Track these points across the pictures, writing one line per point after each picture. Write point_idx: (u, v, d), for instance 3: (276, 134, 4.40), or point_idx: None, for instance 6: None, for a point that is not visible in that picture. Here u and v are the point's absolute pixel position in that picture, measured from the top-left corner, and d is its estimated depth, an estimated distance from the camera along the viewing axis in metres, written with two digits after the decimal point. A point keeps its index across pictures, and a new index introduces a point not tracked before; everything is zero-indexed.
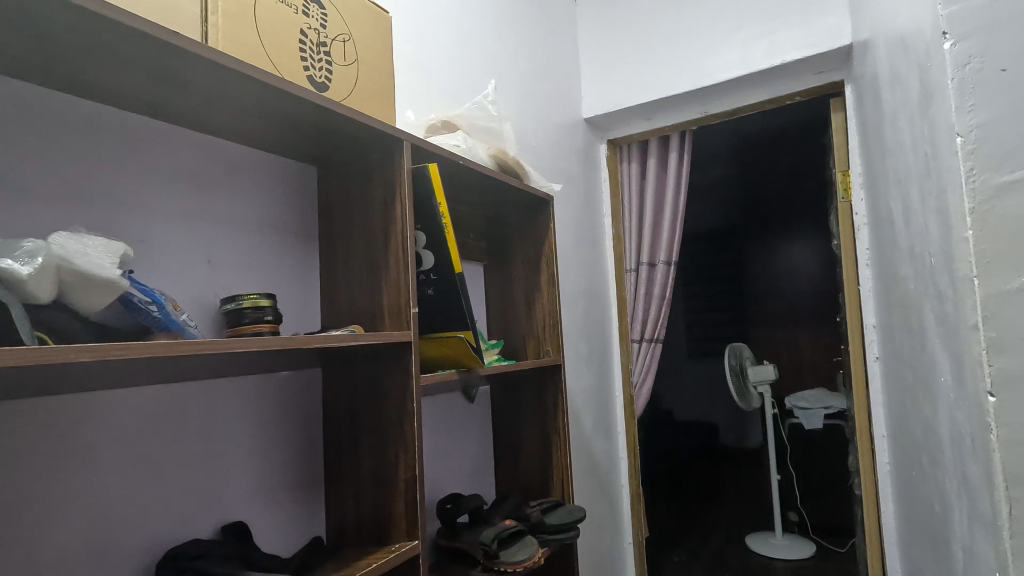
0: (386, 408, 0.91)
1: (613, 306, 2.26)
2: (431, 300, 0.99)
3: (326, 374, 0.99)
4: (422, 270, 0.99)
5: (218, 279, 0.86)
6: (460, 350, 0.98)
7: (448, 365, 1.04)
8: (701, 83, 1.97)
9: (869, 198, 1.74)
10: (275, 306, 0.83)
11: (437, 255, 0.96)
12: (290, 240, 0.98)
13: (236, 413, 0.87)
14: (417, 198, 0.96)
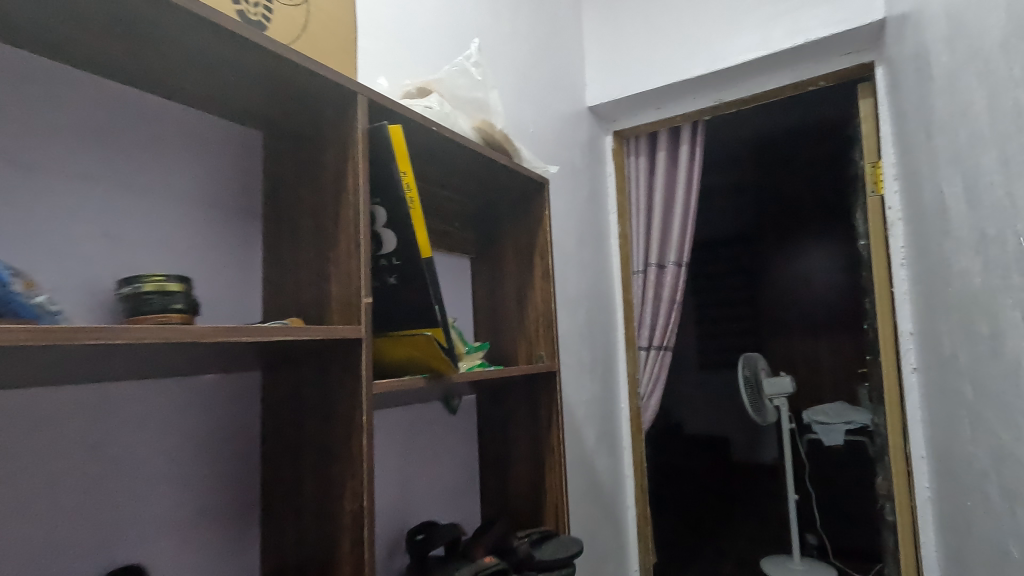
0: (331, 422, 0.74)
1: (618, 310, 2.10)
2: (395, 290, 0.82)
3: (266, 379, 0.83)
4: (383, 255, 0.82)
5: (125, 259, 0.70)
6: (426, 352, 0.81)
7: (412, 369, 0.87)
8: (717, 66, 1.81)
9: (906, 189, 1.56)
10: (189, 293, 0.67)
11: (400, 236, 0.79)
12: (227, 217, 0.82)
13: (145, 426, 0.71)
14: (377, 166, 0.79)
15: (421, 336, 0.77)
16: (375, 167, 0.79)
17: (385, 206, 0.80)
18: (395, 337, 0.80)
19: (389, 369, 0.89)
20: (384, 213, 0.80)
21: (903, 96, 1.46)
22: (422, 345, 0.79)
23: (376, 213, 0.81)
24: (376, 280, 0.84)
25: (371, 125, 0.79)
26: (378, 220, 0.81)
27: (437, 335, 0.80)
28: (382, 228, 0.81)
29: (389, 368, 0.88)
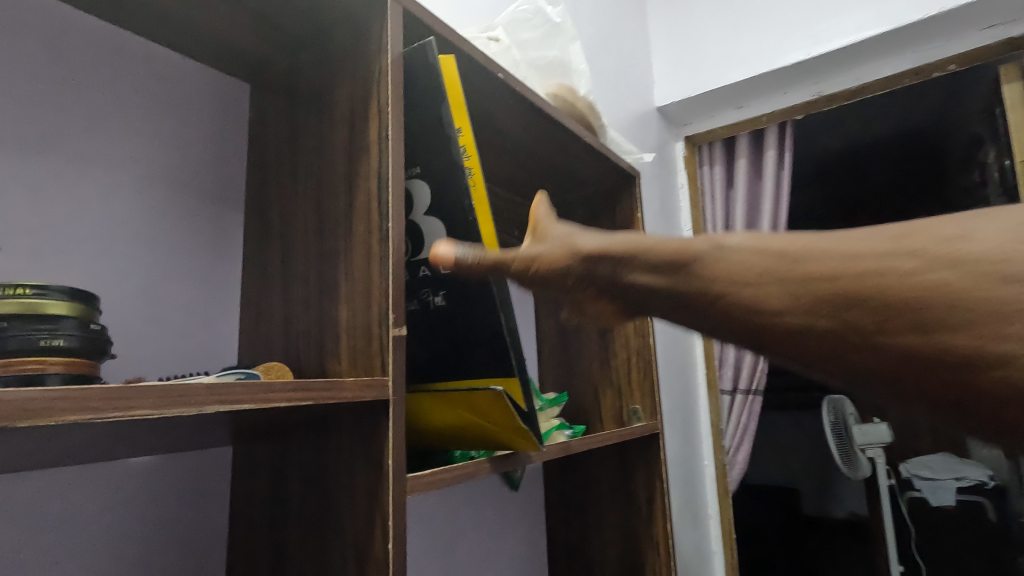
0: (336, 544, 0.43)
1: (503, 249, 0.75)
2: (445, 315, 0.52)
3: (239, 459, 0.52)
4: (421, 262, 0.52)
5: (24, 270, 0.43)
6: (492, 419, 0.49)
7: (468, 441, 0.55)
8: (820, 50, 1.33)
9: None
10: (83, 319, 0.38)
11: (451, 227, 0.50)
12: (197, 208, 0.54)
13: (38, 545, 0.42)
14: (418, 118, 0.50)
15: (483, 395, 0.46)
16: (415, 119, 0.50)
17: (427, 180, 0.51)
18: (443, 393, 0.49)
19: (432, 445, 0.59)
20: (426, 190, 0.51)
21: None
22: (485, 408, 0.48)
23: (415, 191, 0.52)
24: (413, 299, 0.54)
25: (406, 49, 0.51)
26: (417, 203, 0.52)
27: (510, 390, 0.50)
28: (422, 214, 0.52)
29: (432, 439, 0.57)
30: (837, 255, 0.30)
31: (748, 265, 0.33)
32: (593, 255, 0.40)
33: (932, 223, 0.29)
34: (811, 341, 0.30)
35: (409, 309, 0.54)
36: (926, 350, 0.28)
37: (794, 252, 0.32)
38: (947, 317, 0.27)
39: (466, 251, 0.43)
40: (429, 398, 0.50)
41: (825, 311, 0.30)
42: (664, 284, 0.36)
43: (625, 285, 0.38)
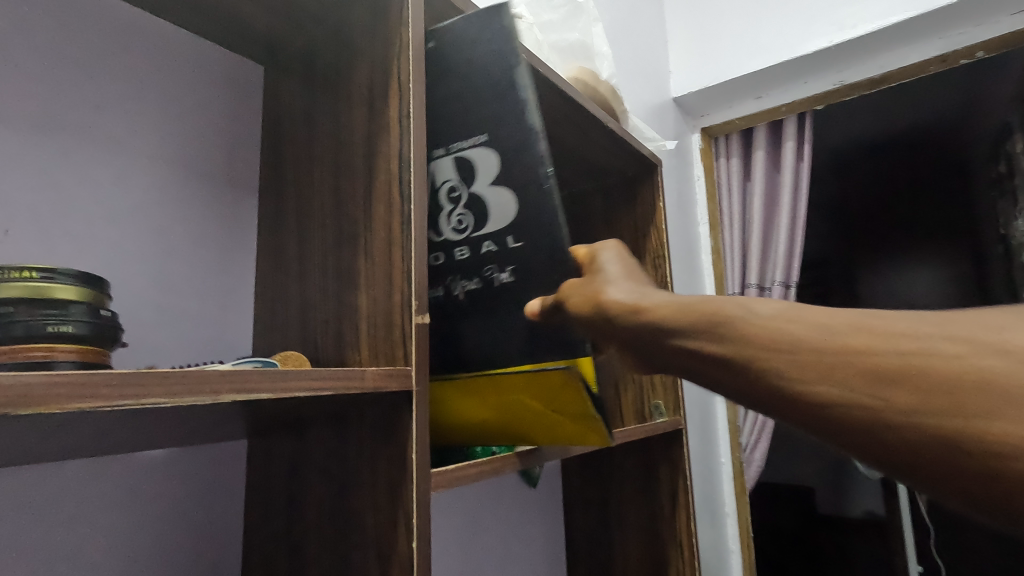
0: (356, 540, 0.41)
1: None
2: (510, 292, 0.48)
3: (254, 454, 0.51)
4: (485, 236, 0.48)
5: (32, 255, 0.42)
6: (560, 401, 0.46)
7: (517, 428, 0.51)
8: (844, 36, 1.28)
9: None
10: (93, 306, 0.36)
11: (521, 197, 0.47)
12: (210, 193, 0.53)
13: (52, 537, 0.41)
14: (484, 83, 0.47)
15: (559, 376, 0.43)
16: (480, 84, 0.47)
17: (496, 148, 0.47)
18: (505, 377, 0.45)
19: (474, 437, 0.55)
20: (493, 158, 0.47)
21: None
22: (555, 390, 0.44)
23: (477, 161, 0.48)
24: (472, 276, 0.50)
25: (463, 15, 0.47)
26: (482, 173, 0.48)
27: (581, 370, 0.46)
28: (487, 184, 0.48)
29: (473, 425, 0.52)
30: (878, 333, 0.30)
31: (786, 334, 0.32)
32: (629, 310, 0.39)
33: (971, 311, 0.29)
34: (844, 413, 0.30)
35: (466, 288, 0.50)
36: (953, 437, 0.27)
37: (835, 325, 0.31)
38: (985, 404, 0.27)
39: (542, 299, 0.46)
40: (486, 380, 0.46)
41: (828, 398, 0.30)
42: (689, 349, 0.35)
43: (669, 346, 0.36)
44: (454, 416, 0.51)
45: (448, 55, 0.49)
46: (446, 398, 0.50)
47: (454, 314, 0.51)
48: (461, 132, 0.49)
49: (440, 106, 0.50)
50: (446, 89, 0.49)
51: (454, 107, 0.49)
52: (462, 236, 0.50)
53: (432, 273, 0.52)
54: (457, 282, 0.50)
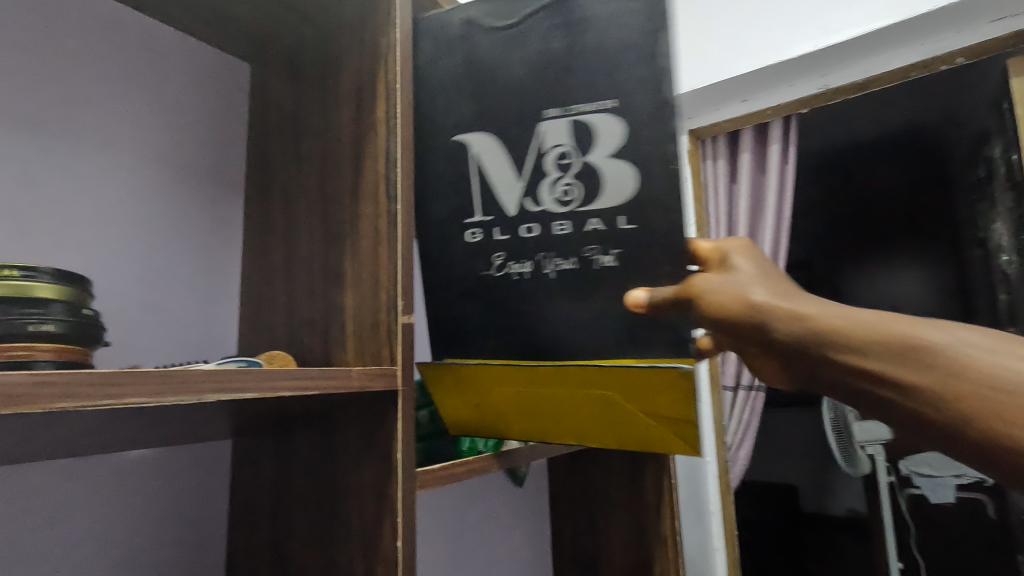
0: (342, 541, 0.41)
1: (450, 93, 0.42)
2: (619, 282, 0.39)
3: (238, 454, 0.50)
4: (592, 212, 0.38)
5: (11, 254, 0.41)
6: (660, 405, 0.40)
7: (583, 432, 0.45)
8: None
9: None
10: (73, 305, 0.35)
11: (651, 171, 0.36)
12: (194, 190, 0.52)
13: (33, 540, 0.40)
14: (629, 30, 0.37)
15: (678, 373, 0.38)
16: (629, 32, 0.37)
17: (631, 114, 0.37)
18: (609, 366, 0.39)
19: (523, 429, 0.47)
20: (622, 124, 0.37)
21: None
22: (664, 390, 0.39)
23: (602, 121, 0.37)
24: (570, 255, 0.39)
25: None
26: (604, 138, 0.37)
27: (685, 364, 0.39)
28: (606, 155, 0.37)
29: (535, 421, 0.45)
30: None
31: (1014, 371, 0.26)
32: (784, 317, 0.33)
33: None
34: None
35: (562, 270, 0.39)
36: None
37: None
38: None
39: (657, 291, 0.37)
40: (581, 367, 0.40)
41: (974, 425, 0.27)
42: (879, 390, 0.30)
43: (834, 364, 0.31)
44: (517, 406, 0.45)
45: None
46: (520, 384, 0.43)
47: (542, 296, 0.40)
48: (588, 86, 0.38)
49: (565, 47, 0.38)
50: (578, 28, 0.38)
51: (585, 51, 0.38)
52: (565, 208, 0.39)
53: (507, 245, 0.41)
54: (548, 258, 0.40)
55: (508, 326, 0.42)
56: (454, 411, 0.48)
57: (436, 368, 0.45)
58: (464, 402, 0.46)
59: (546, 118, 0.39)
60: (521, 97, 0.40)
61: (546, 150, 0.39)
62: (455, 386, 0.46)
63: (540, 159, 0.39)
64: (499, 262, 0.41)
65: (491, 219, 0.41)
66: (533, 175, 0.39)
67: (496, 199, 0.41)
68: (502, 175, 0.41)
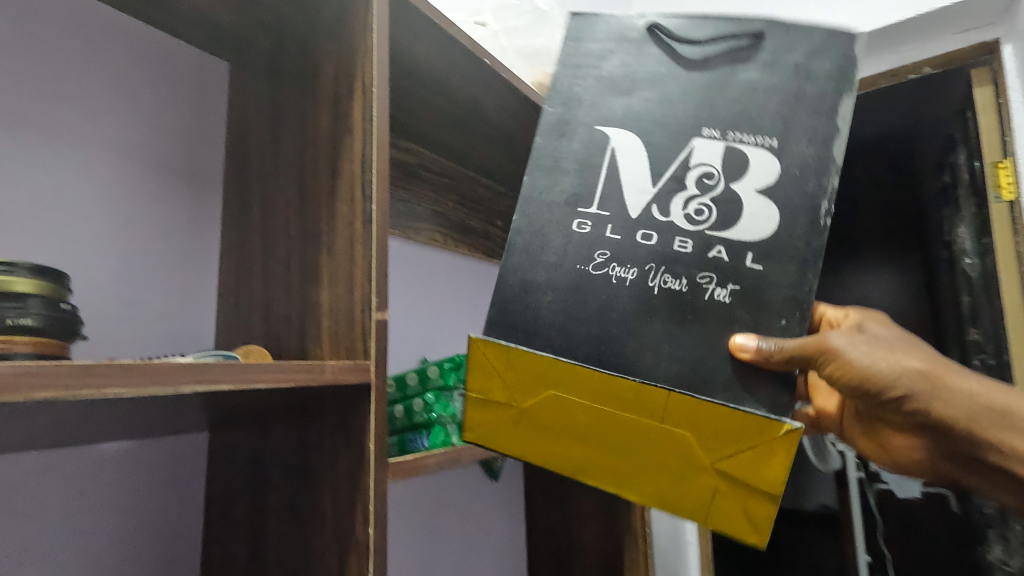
0: (316, 530, 0.42)
1: (589, 90, 0.44)
2: (726, 318, 0.39)
3: (214, 448, 0.51)
4: (717, 238, 0.40)
5: None
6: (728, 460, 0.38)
7: (610, 468, 0.41)
8: None
9: None
10: (49, 299, 0.36)
11: (784, 221, 0.40)
12: (170, 187, 0.53)
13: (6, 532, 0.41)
14: (783, 97, 0.41)
15: (788, 429, 0.36)
16: (789, 98, 0.41)
17: (783, 163, 0.40)
18: (701, 398, 0.38)
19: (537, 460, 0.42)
20: (772, 169, 0.40)
21: None
22: (743, 440, 0.37)
23: (748, 165, 0.41)
24: (682, 276, 0.40)
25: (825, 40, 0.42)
26: (752, 176, 0.40)
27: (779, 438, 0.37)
28: (746, 192, 0.40)
29: (562, 441, 0.42)
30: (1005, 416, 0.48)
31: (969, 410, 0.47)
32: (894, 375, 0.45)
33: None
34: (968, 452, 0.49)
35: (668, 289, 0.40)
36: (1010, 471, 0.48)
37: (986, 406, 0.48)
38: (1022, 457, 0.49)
39: (769, 341, 0.37)
40: (664, 390, 0.38)
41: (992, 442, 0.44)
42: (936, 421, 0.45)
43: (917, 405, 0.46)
44: (556, 416, 0.41)
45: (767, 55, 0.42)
46: (581, 393, 0.40)
47: (630, 308, 0.40)
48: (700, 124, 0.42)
49: (720, 92, 0.42)
50: (735, 78, 0.42)
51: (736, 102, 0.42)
52: (691, 227, 0.41)
53: (615, 248, 0.41)
54: (657, 272, 0.40)
55: (590, 324, 0.40)
56: (473, 406, 0.43)
57: (496, 366, 0.42)
58: (495, 397, 0.42)
59: (699, 138, 0.41)
60: (660, 120, 0.42)
61: (692, 165, 0.41)
62: (501, 375, 0.41)
63: (682, 172, 0.41)
64: (602, 259, 0.41)
65: (607, 215, 0.42)
66: (667, 186, 0.41)
67: (617, 198, 0.42)
68: (631, 177, 0.42)
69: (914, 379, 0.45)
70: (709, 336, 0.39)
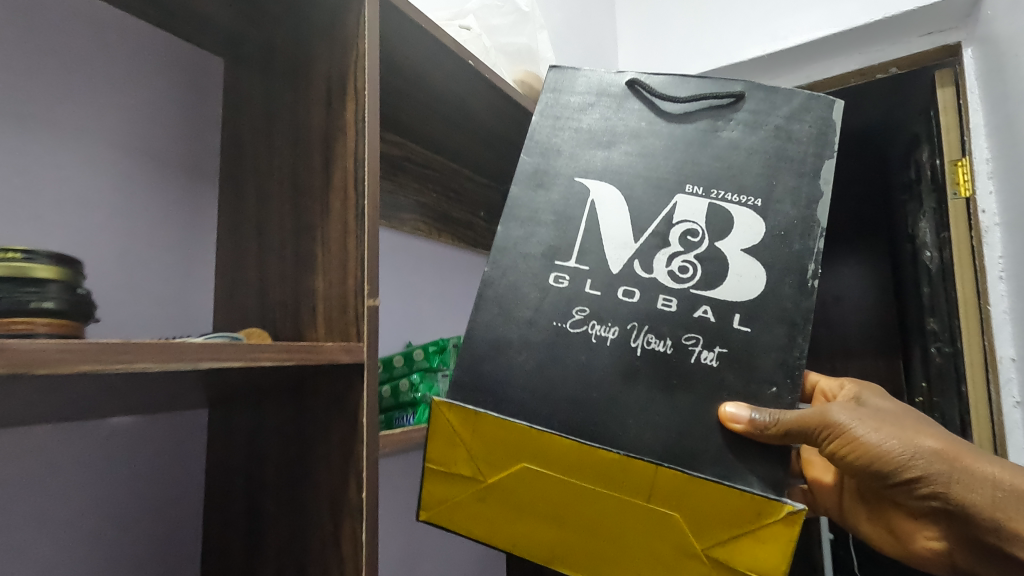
0: (311, 496, 0.46)
1: (571, 141, 0.49)
2: (714, 381, 0.43)
3: (213, 421, 0.55)
4: (702, 302, 0.44)
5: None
6: (719, 544, 0.40)
7: (600, 556, 0.42)
8: (775, 48, 1.27)
9: (1011, 170, 1.01)
10: (68, 285, 0.39)
11: (783, 285, 0.44)
12: (169, 177, 0.56)
13: (24, 494, 0.44)
14: (765, 157, 0.46)
15: (789, 510, 0.39)
16: (762, 152, 0.47)
17: (764, 223, 0.45)
18: (691, 475, 0.40)
19: (522, 535, 0.44)
20: (757, 231, 0.45)
21: (1015, 32, 0.96)
22: (735, 521, 0.40)
23: (729, 226, 0.45)
24: (666, 336, 0.44)
25: (794, 108, 0.47)
26: (736, 237, 0.45)
27: (775, 529, 0.39)
28: (732, 250, 0.45)
29: (540, 522, 0.43)
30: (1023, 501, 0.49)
31: (980, 491, 0.50)
32: (897, 449, 0.49)
33: None
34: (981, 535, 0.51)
35: (652, 347, 0.44)
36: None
37: (1004, 488, 0.49)
38: None
39: (762, 414, 0.40)
40: (655, 466, 0.40)
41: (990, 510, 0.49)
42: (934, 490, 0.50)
43: (920, 478, 0.49)
44: (546, 500, 0.43)
45: (746, 117, 0.48)
46: (573, 472, 0.42)
47: (608, 359, 0.44)
48: (668, 174, 0.47)
49: (702, 149, 0.47)
50: (717, 138, 0.47)
51: (717, 159, 0.47)
52: (677, 285, 0.45)
53: (602, 306, 0.45)
54: (641, 333, 0.44)
55: (572, 363, 0.44)
56: (461, 490, 0.45)
57: (461, 431, 0.44)
58: (465, 473, 0.44)
59: (683, 195, 0.46)
60: (646, 173, 0.47)
61: (674, 223, 0.46)
62: (464, 444, 0.44)
63: (666, 230, 0.46)
64: (581, 316, 0.45)
65: (586, 270, 0.46)
66: (653, 244, 0.46)
67: (602, 252, 0.46)
68: (615, 233, 0.46)
69: (927, 460, 0.49)
70: (692, 382, 0.43)
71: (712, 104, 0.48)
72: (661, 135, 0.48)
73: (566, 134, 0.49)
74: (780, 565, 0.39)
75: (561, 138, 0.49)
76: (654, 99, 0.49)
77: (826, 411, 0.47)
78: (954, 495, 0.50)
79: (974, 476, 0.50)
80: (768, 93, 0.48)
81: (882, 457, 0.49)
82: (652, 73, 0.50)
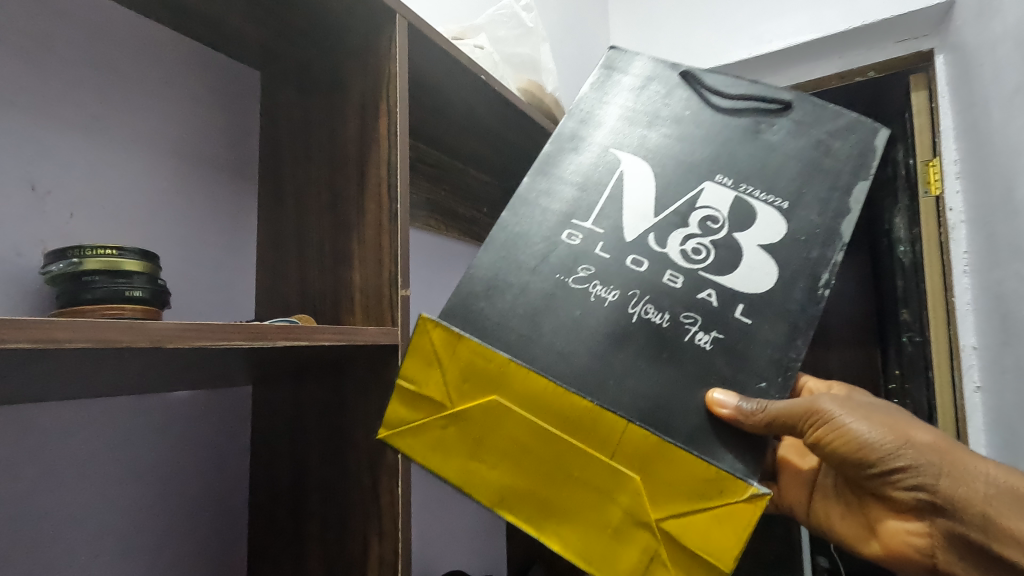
0: (352, 458, 0.54)
1: (617, 122, 0.56)
2: (706, 364, 0.47)
3: (258, 396, 0.63)
4: (703, 282, 0.49)
5: (79, 231, 0.51)
6: (671, 516, 0.43)
7: (548, 502, 0.45)
8: (760, 51, 1.34)
9: (973, 174, 1.11)
10: (151, 276, 0.46)
11: (796, 285, 0.49)
12: (215, 179, 0.62)
13: (104, 454, 0.52)
14: (802, 162, 0.52)
15: (753, 491, 0.42)
16: (798, 156, 0.52)
17: (787, 221, 0.50)
18: (663, 439, 0.44)
19: (473, 473, 0.47)
20: (778, 228, 0.50)
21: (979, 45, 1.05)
22: (697, 496, 0.43)
23: (757, 217, 0.51)
24: (665, 311, 0.48)
25: (842, 123, 0.53)
26: (757, 232, 0.50)
27: (730, 502, 0.42)
28: (751, 244, 0.50)
29: (496, 461, 0.46)
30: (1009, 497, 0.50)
31: (965, 484, 0.51)
32: (884, 436, 0.52)
33: None
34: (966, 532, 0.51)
35: (649, 317, 0.48)
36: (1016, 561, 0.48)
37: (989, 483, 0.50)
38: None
39: (750, 403, 0.44)
40: (626, 423, 0.44)
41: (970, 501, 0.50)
42: (919, 481, 0.51)
43: (905, 467, 0.51)
44: (510, 436, 0.46)
45: (791, 124, 0.54)
46: (550, 418, 0.45)
47: (592, 313, 0.48)
48: (700, 160, 0.53)
49: (740, 143, 0.53)
50: (760, 138, 0.53)
51: (754, 153, 0.53)
52: (686, 264, 0.50)
53: (612, 269, 0.50)
54: (641, 301, 0.49)
55: (555, 331, 0.48)
56: (427, 414, 0.48)
57: (448, 364, 0.47)
58: (433, 396, 0.48)
59: (711, 182, 0.52)
60: (677, 156, 0.53)
61: (697, 207, 0.51)
62: (439, 364, 0.47)
63: (687, 211, 0.51)
64: (584, 274, 0.50)
65: (599, 234, 0.51)
66: (673, 221, 0.51)
67: (621, 220, 0.52)
68: (637, 206, 0.52)
69: (915, 451, 0.51)
70: (675, 372, 0.46)
71: (760, 106, 0.54)
72: (701, 126, 0.54)
73: (613, 108, 0.56)
74: (729, 547, 0.42)
75: (607, 113, 0.56)
76: (708, 93, 0.56)
77: (817, 402, 0.51)
78: (940, 488, 0.51)
79: (963, 472, 0.51)
80: (817, 107, 0.54)
81: (868, 445, 0.51)
82: (712, 71, 0.57)
